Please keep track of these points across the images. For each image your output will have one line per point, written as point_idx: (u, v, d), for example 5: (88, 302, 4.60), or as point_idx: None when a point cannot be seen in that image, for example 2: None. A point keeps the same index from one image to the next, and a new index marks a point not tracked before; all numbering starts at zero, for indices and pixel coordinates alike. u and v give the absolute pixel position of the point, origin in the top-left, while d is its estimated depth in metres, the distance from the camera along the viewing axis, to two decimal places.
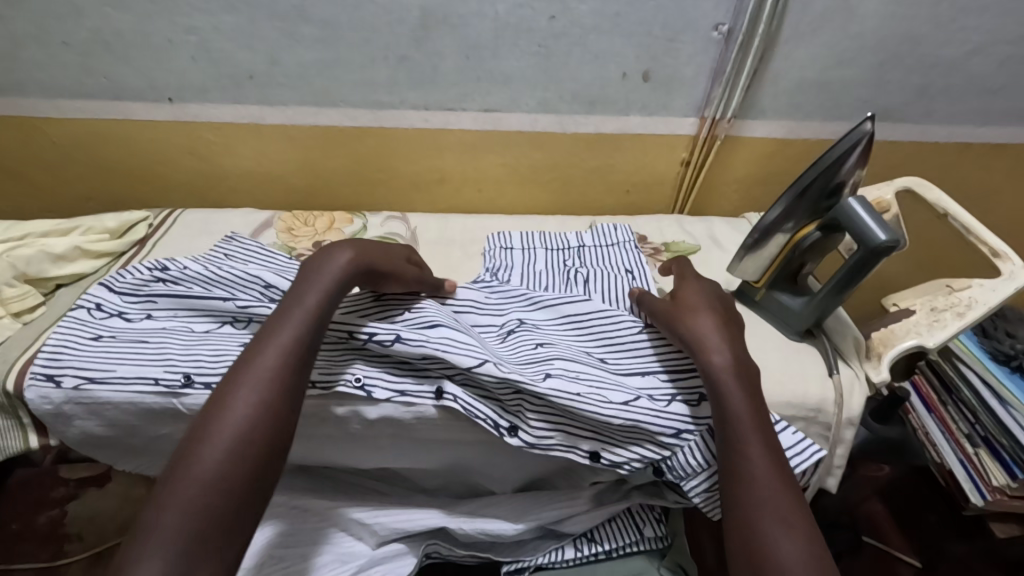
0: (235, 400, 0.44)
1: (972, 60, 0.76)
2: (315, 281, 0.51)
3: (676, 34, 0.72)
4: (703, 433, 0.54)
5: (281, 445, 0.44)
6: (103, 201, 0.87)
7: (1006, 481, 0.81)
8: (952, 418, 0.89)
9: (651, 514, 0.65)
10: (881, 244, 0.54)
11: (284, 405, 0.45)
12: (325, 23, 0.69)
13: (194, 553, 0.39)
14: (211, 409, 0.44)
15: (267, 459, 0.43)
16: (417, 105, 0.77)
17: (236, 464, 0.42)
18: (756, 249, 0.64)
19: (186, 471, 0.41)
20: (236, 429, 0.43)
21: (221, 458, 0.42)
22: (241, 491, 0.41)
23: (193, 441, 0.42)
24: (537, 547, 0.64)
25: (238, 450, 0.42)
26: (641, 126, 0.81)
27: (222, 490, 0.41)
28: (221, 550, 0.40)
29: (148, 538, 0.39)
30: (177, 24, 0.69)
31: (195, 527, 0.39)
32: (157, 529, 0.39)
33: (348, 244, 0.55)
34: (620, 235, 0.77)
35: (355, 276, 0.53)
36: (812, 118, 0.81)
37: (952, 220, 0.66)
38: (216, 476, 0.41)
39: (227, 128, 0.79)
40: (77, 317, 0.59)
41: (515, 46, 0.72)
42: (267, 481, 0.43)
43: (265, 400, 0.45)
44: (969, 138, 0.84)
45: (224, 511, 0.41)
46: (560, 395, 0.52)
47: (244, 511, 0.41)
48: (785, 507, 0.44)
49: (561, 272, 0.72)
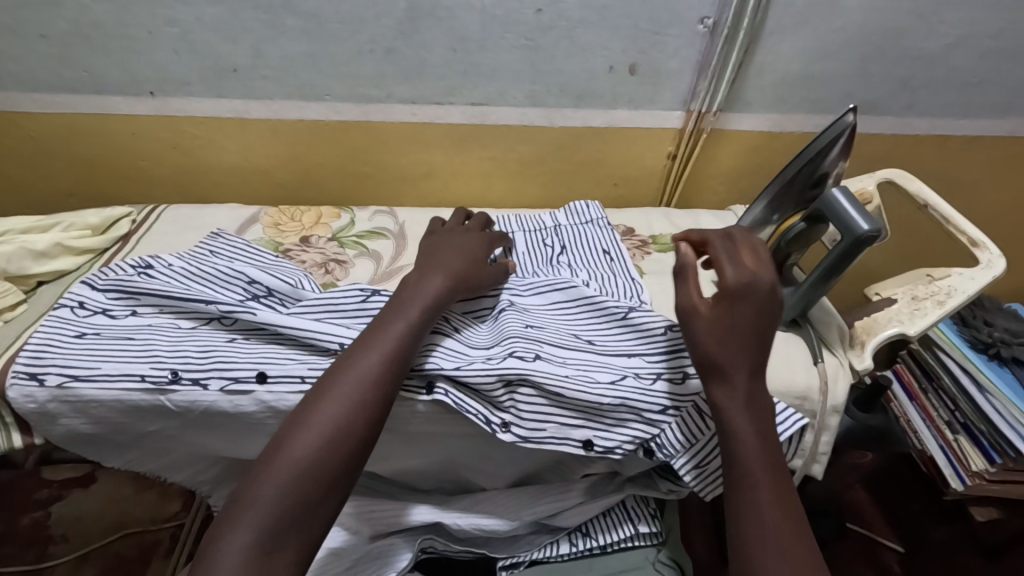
0: (333, 397, 0.48)
1: (952, 53, 0.77)
2: (403, 307, 0.54)
3: (663, 26, 0.72)
4: (688, 410, 0.56)
5: (369, 443, 0.48)
6: (83, 198, 0.86)
7: (985, 466, 0.82)
8: (932, 405, 0.90)
9: (646, 510, 0.65)
10: (864, 235, 0.54)
11: (377, 412, 0.48)
12: (310, 16, 0.69)
13: (279, 531, 0.43)
14: (324, 404, 0.47)
15: (351, 456, 0.47)
16: (403, 99, 0.77)
17: (326, 460, 0.46)
18: None
19: (283, 456, 0.45)
20: (330, 426, 0.46)
21: (315, 447, 0.46)
22: (324, 488, 0.45)
23: (290, 429, 0.46)
24: (532, 542, 0.64)
25: (327, 448, 0.46)
26: (628, 119, 0.81)
27: (310, 481, 0.45)
28: (304, 527, 0.44)
29: (246, 508, 0.43)
30: (158, 16, 0.68)
31: (282, 511, 0.43)
32: (254, 504, 0.43)
33: (438, 268, 0.58)
34: (593, 213, 0.80)
35: (449, 295, 0.57)
36: (798, 110, 0.82)
37: (932, 211, 0.68)
38: (311, 463, 0.45)
39: (211, 122, 0.78)
40: (59, 315, 0.58)
41: (501, 38, 0.72)
42: (349, 476, 0.46)
43: (362, 401, 0.48)
44: (949, 130, 0.86)
45: (311, 497, 0.45)
46: (549, 377, 0.54)
47: (326, 498, 0.45)
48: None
49: (542, 252, 0.75)
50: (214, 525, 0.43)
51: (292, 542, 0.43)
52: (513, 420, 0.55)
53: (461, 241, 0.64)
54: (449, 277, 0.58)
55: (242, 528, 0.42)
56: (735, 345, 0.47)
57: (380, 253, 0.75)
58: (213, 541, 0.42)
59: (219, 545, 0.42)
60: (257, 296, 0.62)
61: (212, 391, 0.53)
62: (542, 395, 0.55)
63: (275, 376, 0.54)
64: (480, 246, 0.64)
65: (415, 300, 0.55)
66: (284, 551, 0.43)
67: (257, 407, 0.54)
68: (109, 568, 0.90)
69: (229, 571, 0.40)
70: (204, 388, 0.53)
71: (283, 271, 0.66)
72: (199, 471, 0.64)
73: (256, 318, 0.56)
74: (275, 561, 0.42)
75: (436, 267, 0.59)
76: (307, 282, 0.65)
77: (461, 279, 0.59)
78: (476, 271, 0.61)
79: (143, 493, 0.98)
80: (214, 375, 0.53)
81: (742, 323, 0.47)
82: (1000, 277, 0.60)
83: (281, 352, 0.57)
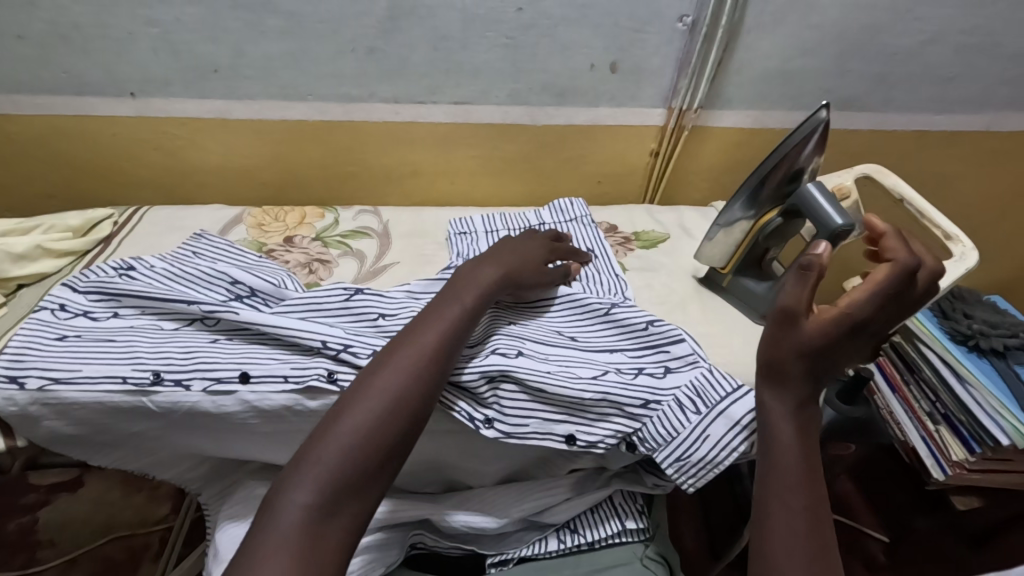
0: (394, 368, 0.50)
1: (927, 49, 0.78)
2: (462, 293, 0.57)
3: (643, 23, 0.72)
4: (669, 404, 0.56)
5: (425, 413, 0.50)
6: (63, 200, 0.85)
7: (966, 456, 0.84)
8: (914, 396, 0.91)
9: (634, 506, 0.66)
10: (837, 228, 0.56)
11: (431, 384, 0.50)
12: (291, 16, 0.69)
13: (340, 490, 0.45)
14: (388, 381, 0.49)
15: (407, 428, 0.49)
16: (386, 98, 0.77)
17: (386, 429, 0.48)
18: (721, 235, 0.68)
19: (346, 419, 0.48)
20: (390, 394, 0.49)
21: (377, 412, 0.48)
22: (384, 454, 0.48)
23: (350, 399, 0.49)
24: (521, 539, 0.64)
25: (389, 415, 0.48)
26: (611, 117, 0.82)
27: (371, 446, 0.47)
28: (362, 492, 0.47)
29: (308, 470, 0.45)
30: (138, 16, 0.68)
31: (344, 470, 0.46)
32: (319, 461, 0.46)
33: (495, 259, 0.62)
34: (578, 210, 0.80)
35: (499, 286, 0.59)
36: (777, 107, 0.83)
37: (908, 206, 0.69)
38: (370, 427, 0.47)
39: (193, 122, 0.77)
40: (40, 318, 0.58)
41: (483, 37, 0.72)
42: (403, 449, 0.49)
43: (419, 373, 0.50)
44: (926, 125, 0.87)
45: (371, 464, 0.47)
46: (529, 372, 0.55)
47: (386, 463, 0.48)
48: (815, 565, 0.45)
49: None
50: (280, 478, 0.46)
51: (354, 502, 0.46)
52: (495, 416, 0.56)
53: (526, 247, 0.66)
54: (504, 272, 0.61)
55: (306, 486, 0.45)
56: (805, 365, 0.52)
57: (364, 252, 0.76)
58: (274, 498, 0.45)
59: (281, 504, 0.44)
60: (240, 296, 0.62)
61: (194, 391, 0.53)
62: (525, 390, 0.56)
63: (258, 376, 0.54)
64: (543, 252, 0.67)
65: (467, 286, 0.58)
66: (346, 510, 0.46)
67: (240, 408, 0.54)
68: (97, 572, 0.90)
69: (292, 523, 0.44)
70: (187, 389, 0.53)
71: (267, 271, 0.66)
72: (185, 472, 0.64)
73: (239, 317, 0.57)
74: (334, 520, 0.45)
75: (495, 261, 0.61)
76: (290, 282, 0.66)
77: (514, 274, 0.61)
78: (531, 270, 0.64)
79: (131, 497, 0.98)
80: (196, 376, 0.53)
81: (829, 346, 0.52)
82: (972, 268, 0.61)
83: (264, 352, 0.57)
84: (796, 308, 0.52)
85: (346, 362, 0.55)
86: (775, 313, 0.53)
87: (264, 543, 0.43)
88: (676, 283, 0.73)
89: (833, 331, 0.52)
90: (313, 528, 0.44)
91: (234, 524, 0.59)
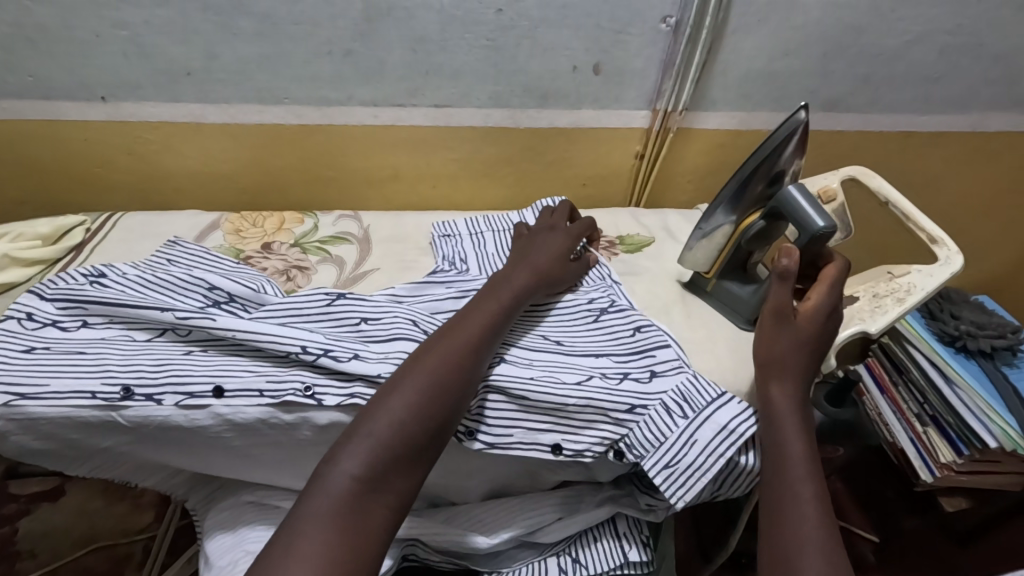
0: (436, 353, 0.51)
1: (912, 50, 0.78)
2: (498, 292, 0.58)
3: (625, 24, 0.71)
4: (656, 409, 0.55)
5: (466, 399, 0.50)
6: (36, 206, 0.83)
7: (954, 457, 0.83)
8: (902, 397, 0.91)
9: (639, 536, 0.64)
10: (820, 230, 0.57)
11: (472, 371, 0.51)
12: (264, 17, 0.67)
13: (387, 466, 0.46)
14: (440, 361, 0.50)
15: (453, 409, 0.49)
16: (365, 101, 0.75)
17: (430, 410, 0.48)
18: (704, 238, 0.67)
19: (392, 399, 0.48)
20: (433, 376, 0.49)
21: (421, 393, 0.48)
22: (429, 435, 0.48)
23: (404, 376, 0.50)
24: (514, 557, 0.63)
25: (431, 396, 0.48)
26: (594, 119, 0.80)
27: (417, 424, 0.47)
28: (408, 471, 0.47)
29: (358, 441, 0.46)
30: (105, 18, 0.66)
31: (392, 446, 0.46)
32: (368, 436, 0.46)
33: (523, 265, 0.63)
34: None
35: (529, 290, 0.61)
36: (762, 108, 0.82)
37: (893, 209, 0.69)
38: (415, 407, 0.48)
39: (167, 127, 0.76)
40: (7, 328, 0.56)
41: (462, 38, 0.71)
42: (448, 431, 0.49)
43: (460, 359, 0.51)
44: (911, 126, 0.86)
45: (415, 443, 0.47)
46: (511, 380, 0.54)
47: (430, 445, 0.48)
48: (829, 546, 0.44)
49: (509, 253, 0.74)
50: (327, 453, 0.46)
51: (399, 481, 0.46)
52: (477, 427, 0.54)
53: (552, 244, 0.68)
54: (534, 278, 0.62)
55: (352, 459, 0.45)
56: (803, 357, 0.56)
57: (343, 258, 0.74)
58: (324, 467, 0.45)
59: (329, 472, 0.45)
60: (218, 302, 0.60)
61: (166, 406, 0.52)
62: (509, 400, 0.55)
63: (233, 390, 0.52)
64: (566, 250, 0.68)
65: (500, 288, 0.59)
66: (391, 488, 0.46)
67: (213, 421, 0.52)
68: None
69: (339, 495, 0.44)
70: (159, 404, 0.52)
71: (244, 276, 0.64)
72: (161, 486, 0.63)
73: (214, 325, 0.55)
74: (380, 497, 0.45)
75: (525, 269, 0.63)
76: (269, 287, 0.64)
77: (543, 278, 0.63)
78: (557, 276, 0.65)
79: (113, 506, 0.96)
80: (168, 390, 0.52)
81: (819, 335, 0.57)
82: (958, 272, 0.61)
83: (240, 362, 0.55)
84: (786, 306, 0.57)
85: (326, 367, 0.54)
86: (767, 315, 0.58)
87: (309, 510, 0.43)
88: (661, 288, 0.73)
89: (816, 323, 0.58)
90: (356, 501, 0.44)
91: (224, 533, 0.59)
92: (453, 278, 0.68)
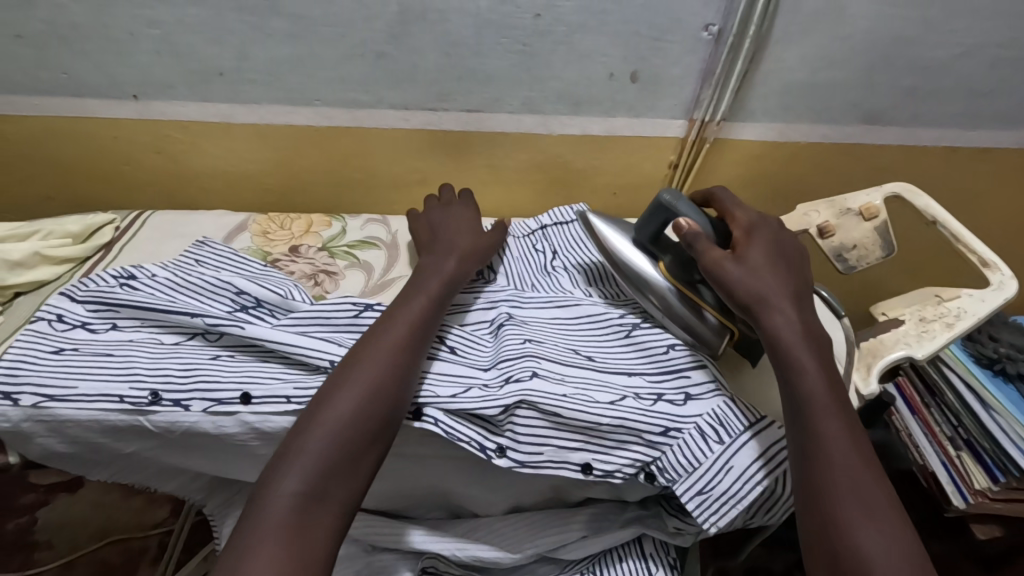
0: (370, 339, 0.52)
1: (962, 63, 0.74)
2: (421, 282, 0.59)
3: (664, 32, 0.69)
4: (690, 432, 0.53)
5: (402, 402, 0.49)
6: (64, 202, 0.84)
7: (988, 484, 0.81)
8: (935, 420, 0.88)
9: (666, 559, 0.62)
10: (671, 194, 0.61)
11: (410, 369, 0.51)
12: (297, 18, 0.66)
13: (329, 475, 0.45)
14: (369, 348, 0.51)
15: (391, 413, 0.48)
16: (395, 105, 0.74)
17: (369, 411, 0.47)
18: (678, 314, 0.60)
19: (331, 408, 0.47)
20: (372, 378, 0.49)
21: (358, 400, 0.47)
22: (367, 439, 0.47)
23: (340, 380, 0.49)
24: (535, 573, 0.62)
25: (370, 398, 0.48)
26: (628, 127, 0.79)
27: (356, 431, 0.47)
28: (349, 480, 0.46)
29: (297, 456, 0.45)
30: (138, 17, 0.65)
31: (333, 450, 0.46)
32: (307, 448, 0.45)
33: (448, 250, 0.63)
34: (575, 212, 0.79)
35: (460, 271, 0.61)
36: (801, 120, 0.80)
37: (942, 228, 0.66)
38: (351, 415, 0.47)
39: (197, 126, 0.75)
40: (37, 329, 0.56)
41: (497, 43, 0.69)
42: (388, 437, 0.48)
43: (396, 359, 0.51)
44: (957, 141, 0.84)
45: (356, 451, 0.46)
46: (545, 397, 0.52)
47: (368, 451, 0.47)
48: (863, 481, 0.45)
49: (536, 260, 0.74)
50: (267, 471, 0.45)
51: (342, 489, 0.45)
52: (508, 444, 0.53)
53: (468, 224, 0.69)
54: (461, 259, 0.63)
55: (293, 472, 0.44)
56: (776, 284, 0.55)
57: (371, 263, 0.73)
58: (262, 488, 0.44)
59: (268, 491, 0.44)
60: (245, 307, 0.60)
61: (194, 412, 0.51)
62: (541, 416, 0.53)
63: (260, 397, 0.52)
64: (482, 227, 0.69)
65: (423, 284, 0.59)
66: (334, 498, 0.45)
67: (241, 429, 0.52)
68: None
69: (280, 512, 0.43)
70: (187, 410, 0.51)
71: (273, 280, 0.64)
72: (184, 488, 0.63)
73: (243, 332, 0.54)
74: (323, 511, 0.44)
75: (449, 253, 0.63)
76: (298, 292, 0.63)
77: (471, 257, 0.64)
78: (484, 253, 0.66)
79: (131, 500, 0.96)
80: (196, 396, 0.51)
81: (767, 258, 0.57)
82: (1011, 299, 0.59)
83: (268, 370, 0.54)
84: (720, 254, 0.57)
85: None
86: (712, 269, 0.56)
87: (250, 531, 0.42)
88: None
89: (756, 250, 0.58)
90: (299, 513, 0.43)
91: None
92: (481, 292, 0.67)
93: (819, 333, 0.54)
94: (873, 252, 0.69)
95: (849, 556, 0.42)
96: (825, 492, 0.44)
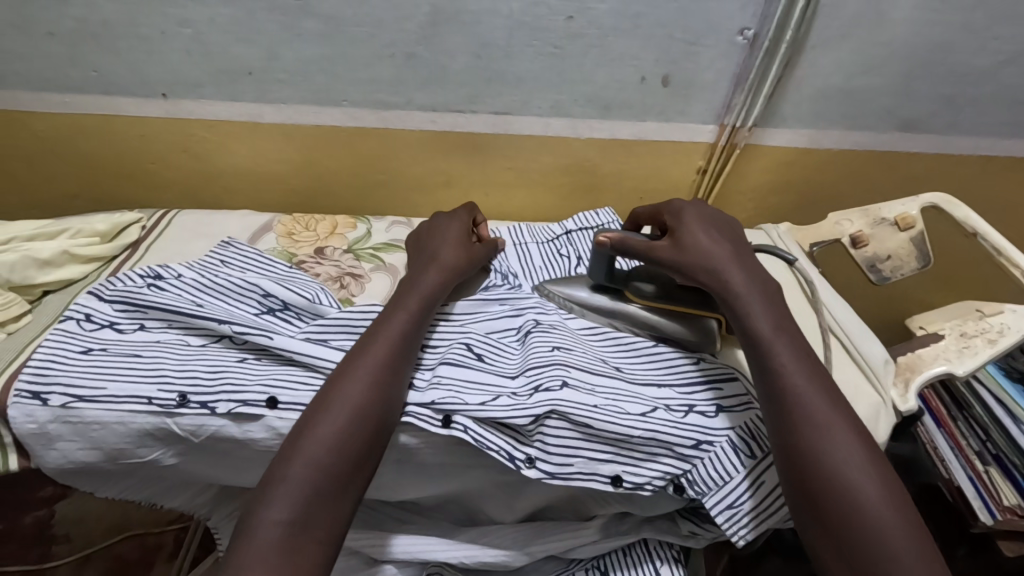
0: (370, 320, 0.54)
1: (1004, 70, 0.72)
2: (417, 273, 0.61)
3: (698, 37, 0.68)
4: (722, 445, 0.52)
5: (385, 426, 0.49)
6: (88, 199, 0.84)
7: (1019, 500, 0.75)
8: (961, 433, 0.82)
9: (670, 553, 0.61)
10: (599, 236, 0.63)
11: (393, 388, 0.50)
12: (330, 19, 0.65)
13: (314, 504, 0.44)
14: (360, 342, 0.53)
15: (374, 436, 0.48)
16: (424, 106, 0.74)
17: (350, 435, 0.47)
18: (669, 332, 0.62)
19: (312, 435, 0.46)
20: (354, 403, 0.48)
21: (337, 429, 0.47)
22: (353, 465, 0.46)
23: (320, 406, 0.48)
24: None
25: (353, 423, 0.47)
26: (658, 131, 0.78)
27: (338, 457, 0.46)
28: (334, 506, 0.45)
29: (277, 486, 0.44)
30: (171, 16, 0.65)
31: (315, 475, 0.45)
32: (289, 477, 0.44)
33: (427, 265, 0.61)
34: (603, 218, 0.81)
35: (444, 282, 0.60)
36: (834, 127, 0.79)
37: (982, 240, 0.67)
38: (333, 442, 0.46)
39: (224, 125, 0.75)
40: (65, 328, 0.55)
41: (528, 46, 0.68)
42: (373, 463, 0.48)
43: (376, 375, 0.50)
44: (993, 149, 0.82)
45: (340, 479, 0.46)
46: (576, 408, 0.51)
47: (353, 475, 0.46)
48: (820, 406, 0.46)
49: (561, 265, 0.73)
50: (250, 504, 0.44)
51: (327, 516, 0.45)
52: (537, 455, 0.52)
53: (447, 233, 0.66)
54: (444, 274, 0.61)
55: (276, 504, 0.43)
56: (718, 247, 0.56)
57: (397, 266, 0.73)
58: (247, 520, 0.43)
59: (253, 522, 0.43)
60: (272, 310, 0.59)
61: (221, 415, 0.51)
62: (571, 427, 0.52)
63: (286, 402, 0.51)
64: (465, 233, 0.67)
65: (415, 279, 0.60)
66: (319, 526, 0.44)
67: (267, 434, 0.51)
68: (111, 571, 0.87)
69: (268, 541, 0.42)
70: (213, 412, 0.51)
71: (299, 283, 0.63)
72: (204, 489, 0.62)
73: (272, 343, 0.54)
74: (308, 538, 0.43)
75: (426, 267, 0.61)
76: (324, 296, 0.62)
77: (454, 268, 0.62)
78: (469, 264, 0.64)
79: None
80: (223, 399, 0.51)
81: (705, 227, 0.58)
82: None
83: (295, 373, 0.54)
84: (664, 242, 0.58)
85: None
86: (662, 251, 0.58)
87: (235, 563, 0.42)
88: None
89: (698, 223, 0.59)
90: (288, 544, 0.43)
91: None
92: (507, 296, 0.65)
93: (770, 283, 0.55)
94: (908, 262, 0.70)
95: (815, 473, 0.44)
96: (792, 429, 0.46)
